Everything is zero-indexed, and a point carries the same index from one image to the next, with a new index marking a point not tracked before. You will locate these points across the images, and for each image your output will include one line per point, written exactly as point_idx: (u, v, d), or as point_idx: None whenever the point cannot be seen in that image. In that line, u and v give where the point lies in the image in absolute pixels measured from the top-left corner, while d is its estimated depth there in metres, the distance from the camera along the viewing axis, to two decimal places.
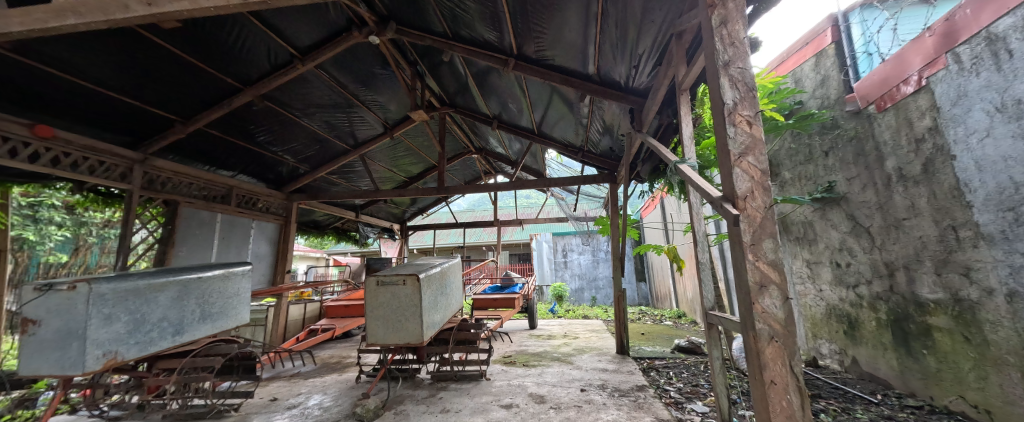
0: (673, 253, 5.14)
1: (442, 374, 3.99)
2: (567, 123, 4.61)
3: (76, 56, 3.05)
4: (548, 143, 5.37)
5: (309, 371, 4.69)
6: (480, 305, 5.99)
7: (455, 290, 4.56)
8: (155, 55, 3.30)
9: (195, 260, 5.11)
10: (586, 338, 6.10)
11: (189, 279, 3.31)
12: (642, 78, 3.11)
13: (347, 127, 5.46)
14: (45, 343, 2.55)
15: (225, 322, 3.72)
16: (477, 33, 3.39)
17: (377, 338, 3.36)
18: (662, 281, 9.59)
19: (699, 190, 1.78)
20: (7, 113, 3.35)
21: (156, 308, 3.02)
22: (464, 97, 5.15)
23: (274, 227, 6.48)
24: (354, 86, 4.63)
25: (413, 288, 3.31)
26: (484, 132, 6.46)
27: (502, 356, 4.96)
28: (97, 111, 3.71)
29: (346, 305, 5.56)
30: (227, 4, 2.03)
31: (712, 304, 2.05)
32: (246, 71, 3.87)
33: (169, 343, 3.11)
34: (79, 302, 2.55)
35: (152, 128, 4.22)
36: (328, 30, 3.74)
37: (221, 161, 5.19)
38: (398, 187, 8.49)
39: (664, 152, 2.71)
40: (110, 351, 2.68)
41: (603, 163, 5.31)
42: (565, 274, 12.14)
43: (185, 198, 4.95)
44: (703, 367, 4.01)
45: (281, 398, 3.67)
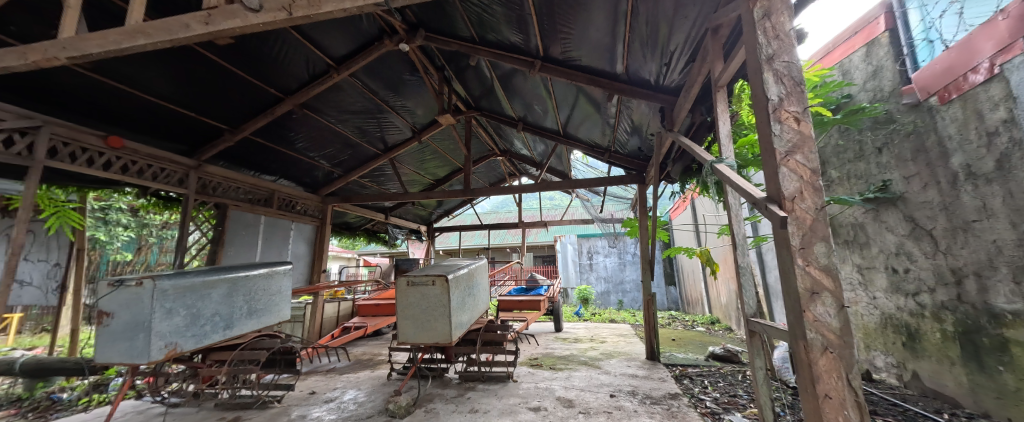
0: (707, 257, 4.91)
1: (469, 375, 4.04)
2: (594, 124, 4.55)
3: (142, 73, 3.38)
4: (574, 144, 5.31)
5: (343, 366, 4.90)
6: (506, 306, 6.01)
7: (482, 291, 4.61)
8: (208, 69, 3.59)
9: (242, 260, 5.49)
10: (613, 342, 5.97)
11: (237, 276, 3.56)
12: (674, 75, 3.02)
13: (377, 132, 5.68)
14: (116, 333, 2.83)
15: (268, 318, 3.96)
16: (503, 37, 3.43)
17: (407, 337, 3.46)
18: (694, 285, 9.22)
19: (738, 190, 1.70)
20: (86, 125, 3.76)
21: (209, 304, 3.26)
22: (490, 100, 5.20)
23: (310, 229, 6.85)
24: (385, 92, 4.82)
25: (442, 289, 3.38)
26: (509, 135, 6.50)
27: (528, 358, 4.95)
28: (158, 122, 4.08)
29: (377, 304, 5.76)
30: (274, 20, 2.19)
31: (754, 311, 1.95)
32: (287, 81, 4.13)
33: (221, 337, 3.35)
34: (145, 297, 2.81)
35: (205, 137, 4.58)
36: (361, 40, 3.92)
37: (265, 167, 5.55)
38: (426, 189, 8.70)
39: (698, 151, 2.62)
40: (171, 343, 2.93)
41: (631, 164, 5.19)
42: (590, 277, 11.95)
43: (233, 202, 5.33)
44: (741, 377, 3.80)
45: (319, 392, 3.85)
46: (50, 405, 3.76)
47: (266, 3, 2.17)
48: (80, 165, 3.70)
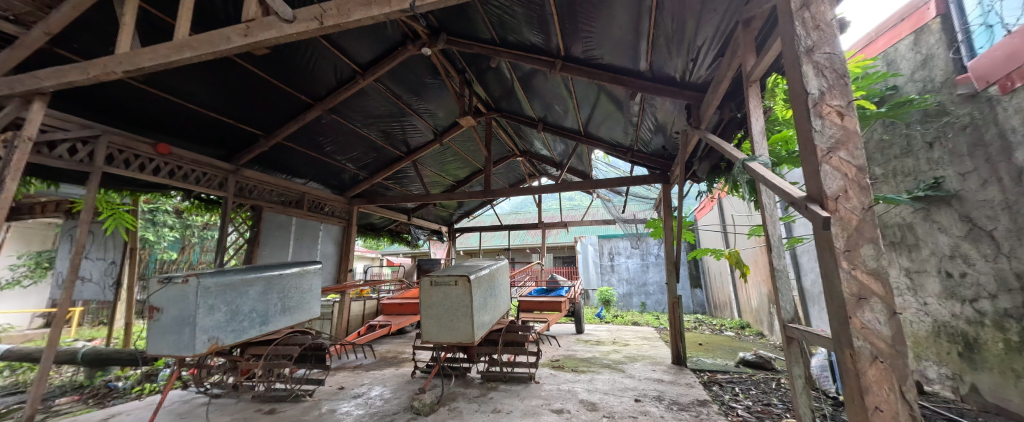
0: (736, 259, 4.71)
1: (491, 375, 4.06)
2: (615, 123, 4.47)
3: (186, 84, 3.61)
4: (596, 144, 5.24)
5: (369, 363, 5.04)
6: (526, 307, 6.00)
7: (503, 292, 4.62)
8: (245, 78, 3.79)
9: (276, 259, 5.76)
10: (637, 345, 5.83)
11: (272, 275, 3.73)
12: (701, 71, 2.93)
13: (401, 135, 5.81)
14: (166, 327, 3.04)
15: (300, 315, 4.12)
16: (524, 37, 3.43)
17: (431, 336, 3.52)
18: (722, 288, 8.89)
19: (774, 189, 1.62)
20: (138, 134, 4.05)
21: (247, 300, 3.44)
22: (510, 101, 5.21)
23: (338, 229, 7.10)
24: (407, 95, 4.93)
25: (464, 289, 3.42)
26: (530, 135, 6.49)
27: (550, 359, 4.92)
28: (201, 129, 4.34)
29: (401, 303, 5.89)
30: (306, 29, 2.29)
31: (791, 317, 1.86)
32: (316, 88, 4.29)
33: (257, 332, 3.53)
34: (190, 294, 3.00)
35: (242, 142, 4.84)
36: (385, 46, 4.03)
37: (295, 170, 5.80)
38: (447, 190, 8.83)
39: (728, 148, 2.52)
40: (213, 337, 3.11)
41: (655, 163, 5.07)
42: (612, 279, 11.75)
43: (267, 204, 5.59)
44: (775, 385, 3.62)
45: (347, 388, 3.98)
46: (107, 392, 4.08)
47: (299, 14, 2.27)
48: (132, 170, 3.99)
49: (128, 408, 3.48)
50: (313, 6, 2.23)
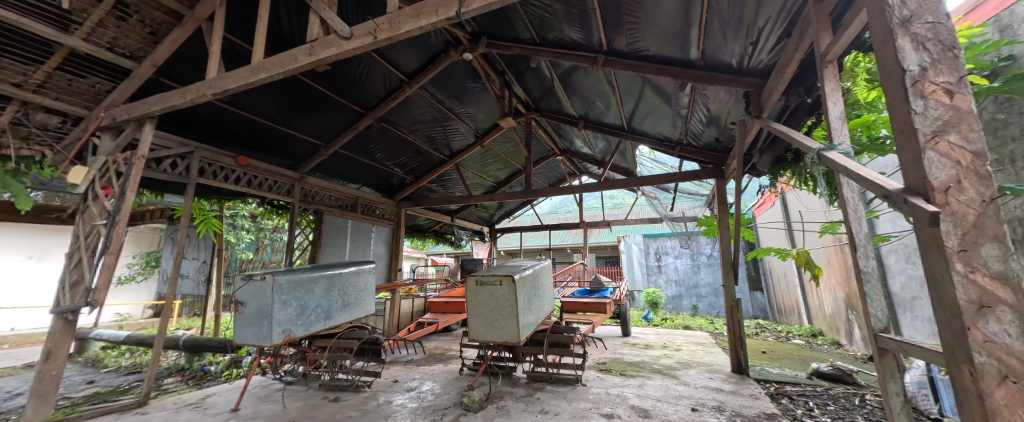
0: (806, 259, 4.25)
1: (537, 375, 4.05)
2: (662, 116, 4.26)
3: (260, 102, 4.03)
4: (640, 139, 5.01)
5: (419, 359, 5.26)
6: (569, 308, 5.91)
7: (547, 292, 4.60)
8: (307, 93, 4.15)
9: (336, 259, 6.21)
10: (690, 350, 5.50)
11: (333, 273, 4.03)
12: (762, 55, 2.70)
13: (444, 139, 6.01)
14: (248, 319, 3.41)
15: (357, 311, 4.41)
16: (565, 35, 3.38)
17: (477, 335, 3.59)
18: (787, 292, 8.10)
19: (862, 181, 1.44)
20: (222, 149, 4.59)
21: (313, 297, 3.75)
22: (550, 100, 5.16)
23: (388, 231, 7.50)
24: (450, 100, 5.09)
25: (509, 289, 3.44)
26: (570, 133, 6.39)
27: (596, 362, 4.79)
28: (271, 142, 4.82)
29: (447, 301, 6.07)
30: (361, 44, 2.44)
31: (883, 325, 1.64)
32: (367, 99, 4.58)
33: (322, 326, 3.83)
34: (267, 289, 3.34)
35: (305, 153, 5.29)
36: (430, 54, 4.19)
37: (350, 176, 6.23)
38: (487, 192, 8.96)
39: (797, 138, 2.28)
40: (287, 329, 3.43)
41: (706, 157, 4.74)
42: (659, 280, 11.19)
43: (327, 208, 6.06)
44: (858, 401, 3.23)
45: (401, 381, 4.20)
46: (203, 374, 4.68)
47: (355, 31, 2.44)
48: (219, 181, 4.53)
49: (220, 389, 3.97)
50: (367, 22, 2.39)
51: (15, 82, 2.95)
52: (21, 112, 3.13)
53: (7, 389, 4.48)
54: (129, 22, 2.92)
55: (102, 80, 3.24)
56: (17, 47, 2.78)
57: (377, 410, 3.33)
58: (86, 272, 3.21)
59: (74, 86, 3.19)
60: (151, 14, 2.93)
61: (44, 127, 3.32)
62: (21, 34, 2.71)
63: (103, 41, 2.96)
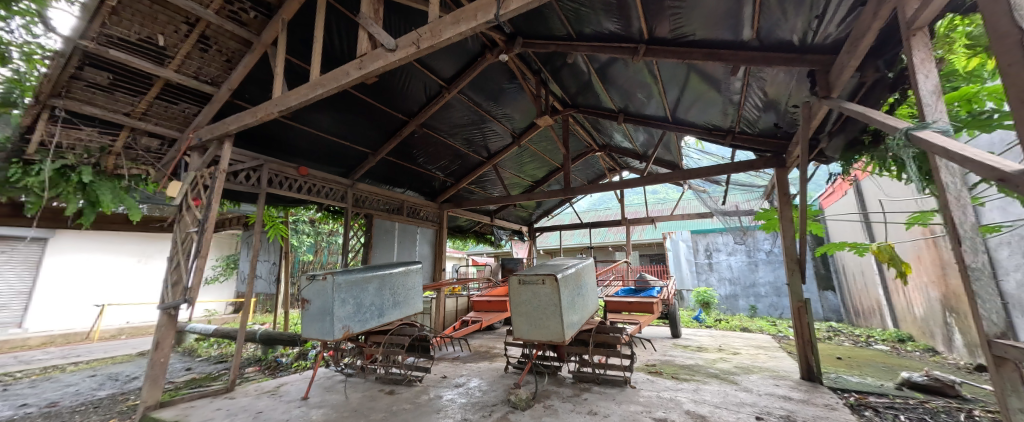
0: (890, 255, 3.75)
1: (583, 376, 3.99)
2: (710, 104, 3.99)
3: (315, 114, 4.38)
4: (686, 130, 4.73)
5: (465, 356, 5.41)
6: (613, 308, 5.73)
7: (591, 291, 4.51)
8: (356, 104, 4.44)
9: (385, 259, 6.55)
10: (749, 354, 5.11)
11: (385, 273, 4.26)
12: (830, 29, 2.44)
13: (482, 141, 6.10)
14: (313, 315, 3.73)
15: (407, 309, 4.61)
16: (602, 27, 3.29)
17: (522, 333, 3.61)
18: (866, 291, 7.22)
19: (970, 163, 1.23)
20: (285, 160, 5.04)
21: (367, 295, 3.99)
22: (587, 95, 5.04)
23: (432, 232, 7.77)
24: (487, 102, 5.17)
25: (552, 288, 3.42)
26: (609, 128, 6.20)
27: (644, 364, 4.62)
28: (326, 152, 5.20)
29: (490, 300, 6.14)
30: (406, 54, 2.56)
31: (999, 330, 1.41)
32: (409, 106, 4.79)
33: (376, 323, 4.07)
34: (328, 288, 3.62)
35: (355, 160, 5.65)
36: (467, 58, 4.28)
37: (395, 180, 6.55)
38: (526, 191, 8.95)
39: (876, 118, 2.03)
40: (346, 326, 3.69)
41: (763, 145, 4.36)
42: (710, 279, 10.51)
43: (376, 211, 6.41)
44: (964, 418, 2.80)
45: (449, 377, 4.34)
46: (276, 365, 5.19)
47: (400, 43, 2.55)
48: (285, 190, 4.98)
49: (292, 379, 4.37)
50: (410, 33, 2.49)
51: (125, 111, 3.46)
52: (130, 138, 3.67)
53: (127, 374, 5.28)
54: (210, 52, 3.31)
55: (189, 105, 3.70)
56: (126, 82, 3.26)
57: (429, 404, 3.47)
58: (184, 273, 3.69)
59: (169, 112, 3.68)
60: (226, 44, 3.32)
61: (148, 149, 3.86)
62: (128, 70, 3.19)
63: (190, 72, 3.39)
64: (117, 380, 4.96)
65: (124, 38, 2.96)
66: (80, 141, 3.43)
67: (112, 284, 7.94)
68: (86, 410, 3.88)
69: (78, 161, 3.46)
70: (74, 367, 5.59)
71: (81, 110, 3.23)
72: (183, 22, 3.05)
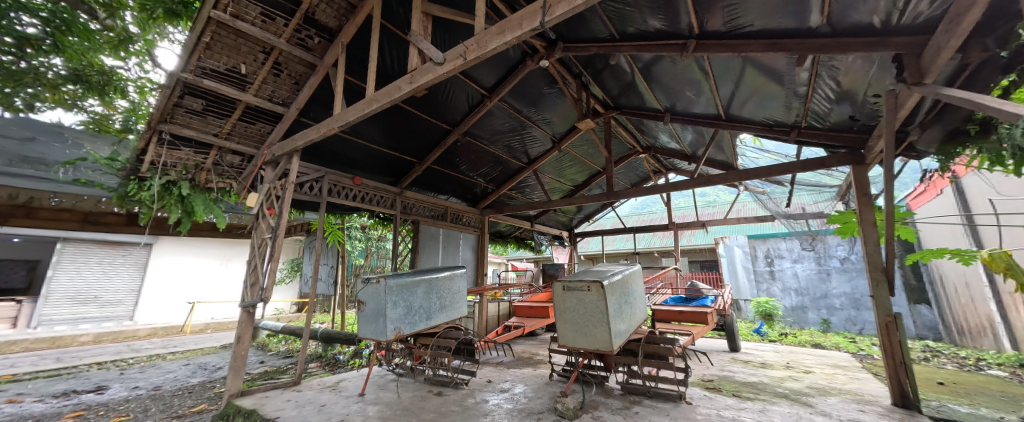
0: (1006, 264, 3.18)
1: (633, 388, 3.81)
2: (770, 98, 3.69)
3: (368, 127, 4.69)
4: (741, 127, 4.41)
5: (508, 361, 5.43)
6: (662, 317, 5.43)
7: (639, 299, 4.32)
8: (404, 115, 4.69)
9: (431, 264, 6.78)
10: (824, 374, 4.58)
11: (431, 278, 4.40)
12: (921, 6, 2.14)
13: (522, 147, 6.15)
14: (368, 316, 3.96)
15: (453, 313, 4.72)
16: (647, 26, 3.18)
17: (567, 341, 3.55)
18: (973, 306, 6.17)
19: None
20: (342, 171, 5.45)
21: (416, 298, 4.15)
22: (630, 96, 4.88)
23: (474, 237, 7.92)
24: (527, 108, 5.21)
25: (598, 295, 3.33)
26: (653, 129, 5.96)
27: (700, 379, 4.32)
28: (377, 162, 5.55)
29: (532, 306, 6.07)
30: (454, 67, 2.65)
31: None
32: (453, 116, 4.96)
33: (425, 325, 4.22)
34: (381, 290, 3.83)
35: (404, 169, 5.96)
36: (508, 67, 4.35)
37: (439, 186, 6.79)
38: (566, 196, 8.83)
39: (989, 104, 1.74)
40: (397, 327, 3.86)
41: (835, 140, 3.91)
42: (772, 288, 9.62)
43: (422, 218, 6.67)
44: None
45: (494, 382, 4.37)
46: (335, 362, 5.58)
47: (448, 56, 2.66)
48: (343, 199, 5.36)
49: (349, 376, 4.67)
50: (458, 46, 2.59)
51: (214, 132, 3.96)
52: (218, 155, 4.18)
53: (213, 364, 5.98)
54: (281, 76, 3.70)
55: (263, 125, 4.15)
56: (216, 107, 3.74)
57: (476, 407, 3.52)
58: (260, 275, 4.10)
59: (248, 131, 4.15)
60: (295, 68, 3.68)
61: (231, 165, 4.37)
62: (217, 97, 3.65)
63: (265, 95, 3.80)
64: (205, 369, 5.63)
65: (215, 69, 3.40)
66: (180, 160, 3.97)
67: (201, 283, 9.03)
68: (182, 394, 4.44)
69: (179, 177, 3.99)
70: (173, 356, 6.43)
71: (181, 133, 3.75)
72: (261, 51, 3.44)
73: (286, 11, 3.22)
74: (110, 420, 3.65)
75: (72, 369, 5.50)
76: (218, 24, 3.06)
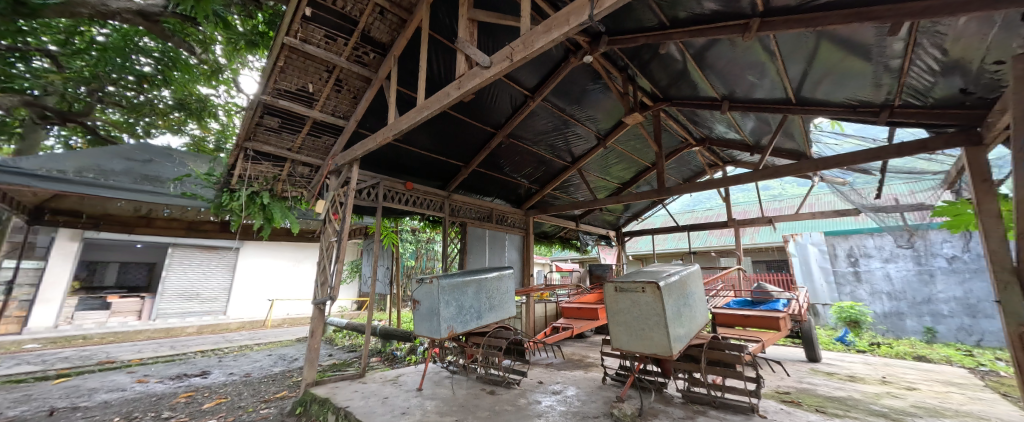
0: None
1: (696, 397, 3.56)
2: (851, 74, 3.26)
3: (417, 134, 4.92)
4: (812, 111, 3.97)
5: (558, 363, 5.36)
6: (725, 322, 5.02)
7: (699, 302, 4.03)
8: (450, 121, 4.84)
9: (479, 264, 6.92)
10: (933, 392, 3.92)
11: (481, 278, 4.48)
12: None
13: (566, 146, 6.06)
14: (422, 315, 4.15)
15: (503, 313, 4.75)
16: (701, 8, 2.97)
17: (621, 344, 3.41)
18: None
19: None
20: (395, 177, 5.78)
21: (467, 298, 4.25)
22: (681, 86, 4.59)
23: (519, 238, 7.95)
24: (571, 106, 5.12)
25: (654, 297, 3.16)
26: (708, 119, 5.55)
27: (774, 391, 3.93)
28: (426, 166, 5.79)
29: (579, 308, 5.92)
30: (500, 68, 2.67)
31: None
32: (497, 119, 5.03)
33: (475, 325, 4.30)
34: (434, 289, 3.99)
35: (450, 173, 6.15)
36: (550, 66, 4.29)
37: (484, 188, 6.91)
38: (613, 194, 8.53)
39: None
40: (450, 326, 3.99)
41: (938, 118, 3.34)
42: (858, 292, 8.47)
43: (470, 220, 6.82)
44: None
45: (546, 383, 4.34)
46: (394, 357, 5.93)
47: (494, 59, 2.69)
48: (397, 203, 5.66)
49: (407, 371, 4.91)
50: (504, 48, 2.61)
51: (287, 147, 4.41)
52: (291, 167, 4.64)
53: (290, 355, 6.64)
54: (342, 92, 4.01)
55: (327, 138, 4.52)
56: (289, 124, 4.15)
57: (529, 408, 3.52)
58: (328, 275, 4.46)
59: (315, 145, 4.56)
60: (353, 83, 3.97)
61: (302, 176, 4.82)
62: (290, 115, 4.05)
63: (329, 110, 4.14)
64: (285, 359, 6.28)
65: (288, 90, 3.78)
66: (261, 173, 4.47)
67: (279, 282, 10.09)
68: (268, 381, 5.00)
69: (261, 188, 4.49)
70: (258, 347, 7.26)
71: (262, 149, 4.22)
72: (325, 70, 3.74)
73: (346, 31, 3.48)
74: (213, 401, 4.21)
75: (182, 356, 6.42)
76: (289, 49, 3.39)
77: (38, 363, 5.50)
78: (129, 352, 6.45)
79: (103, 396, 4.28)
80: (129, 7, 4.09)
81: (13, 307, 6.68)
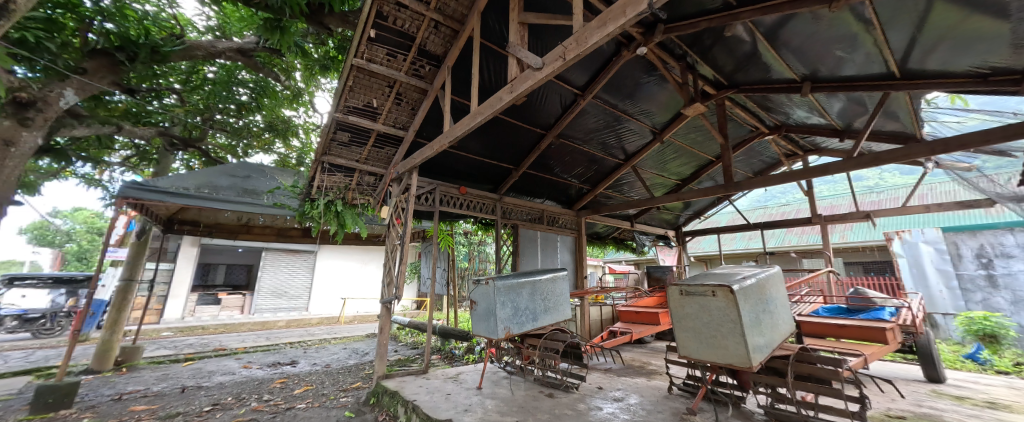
0: None
1: (783, 415, 3.15)
2: (977, 36, 2.70)
3: (470, 140, 5.07)
4: (920, 85, 3.38)
5: (618, 369, 5.15)
6: (813, 332, 4.43)
7: (780, 309, 3.60)
8: (500, 124, 4.91)
9: (531, 266, 6.91)
10: None
11: (535, 280, 4.45)
12: None
13: (619, 143, 5.83)
14: (479, 315, 4.28)
15: (558, 315, 4.65)
16: None
17: (690, 352, 3.19)
18: None
19: None
20: (449, 182, 6.01)
21: (522, 299, 4.26)
22: (749, 70, 4.17)
23: (571, 239, 7.81)
24: (624, 101, 4.90)
25: (726, 302, 2.88)
26: (784, 103, 4.97)
27: (883, 414, 3.37)
28: (477, 170, 5.95)
29: (638, 311, 5.64)
30: (553, 67, 2.65)
31: None
32: (546, 119, 5.00)
33: (531, 326, 4.29)
34: (491, 290, 4.08)
35: (501, 176, 6.25)
36: (601, 62, 4.16)
37: (534, 189, 6.91)
38: (671, 191, 8.03)
39: None
40: (506, 327, 4.03)
41: None
42: (995, 301, 6.98)
43: (521, 222, 6.86)
44: None
45: (606, 389, 4.20)
46: (452, 355, 6.16)
47: (547, 59, 2.67)
48: (452, 207, 5.88)
49: (467, 369, 5.07)
50: (557, 48, 2.58)
51: (356, 159, 4.83)
52: (359, 177, 5.07)
53: (362, 349, 7.23)
54: (402, 104, 4.28)
55: (389, 149, 4.87)
56: (357, 137, 4.54)
57: (590, 414, 3.42)
58: (393, 277, 4.78)
59: (379, 155, 4.92)
60: (412, 96, 4.21)
61: (368, 184, 5.26)
62: (357, 129, 4.43)
63: (391, 122, 4.45)
64: (357, 353, 6.86)
65: (357, 106, 4.15)
66: (335, 183, 4.95)
67: (350, 282, 11.04)
68: (344, 372, 5.48)
69: (335, 196, 4.98)
70: (335, 341, 8.00)
71: (336, 162, 4.67)
72: (386, 86, 4.02)
73: (405, 48, 3.70)
74: (301, 387, 4.72)
75: (275, 346, 7.31)
76: (356, 69, 3.71)
77: (172, 348, 6.65)
78: (236, 341, 7.52)
79: (219, 378, 5.04)
80: (231, 46, 4.82)
81: (153, 300, 8.27)
